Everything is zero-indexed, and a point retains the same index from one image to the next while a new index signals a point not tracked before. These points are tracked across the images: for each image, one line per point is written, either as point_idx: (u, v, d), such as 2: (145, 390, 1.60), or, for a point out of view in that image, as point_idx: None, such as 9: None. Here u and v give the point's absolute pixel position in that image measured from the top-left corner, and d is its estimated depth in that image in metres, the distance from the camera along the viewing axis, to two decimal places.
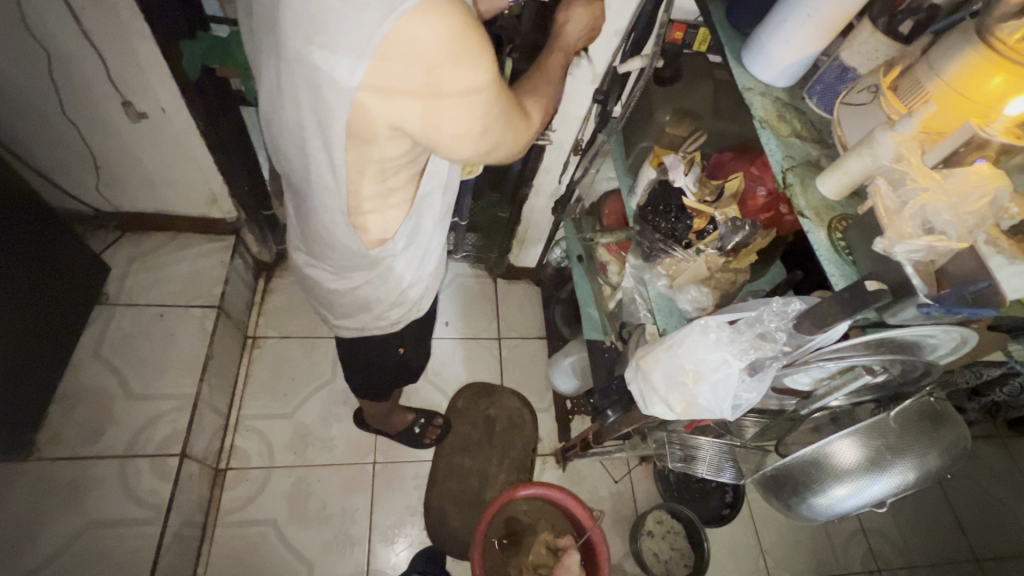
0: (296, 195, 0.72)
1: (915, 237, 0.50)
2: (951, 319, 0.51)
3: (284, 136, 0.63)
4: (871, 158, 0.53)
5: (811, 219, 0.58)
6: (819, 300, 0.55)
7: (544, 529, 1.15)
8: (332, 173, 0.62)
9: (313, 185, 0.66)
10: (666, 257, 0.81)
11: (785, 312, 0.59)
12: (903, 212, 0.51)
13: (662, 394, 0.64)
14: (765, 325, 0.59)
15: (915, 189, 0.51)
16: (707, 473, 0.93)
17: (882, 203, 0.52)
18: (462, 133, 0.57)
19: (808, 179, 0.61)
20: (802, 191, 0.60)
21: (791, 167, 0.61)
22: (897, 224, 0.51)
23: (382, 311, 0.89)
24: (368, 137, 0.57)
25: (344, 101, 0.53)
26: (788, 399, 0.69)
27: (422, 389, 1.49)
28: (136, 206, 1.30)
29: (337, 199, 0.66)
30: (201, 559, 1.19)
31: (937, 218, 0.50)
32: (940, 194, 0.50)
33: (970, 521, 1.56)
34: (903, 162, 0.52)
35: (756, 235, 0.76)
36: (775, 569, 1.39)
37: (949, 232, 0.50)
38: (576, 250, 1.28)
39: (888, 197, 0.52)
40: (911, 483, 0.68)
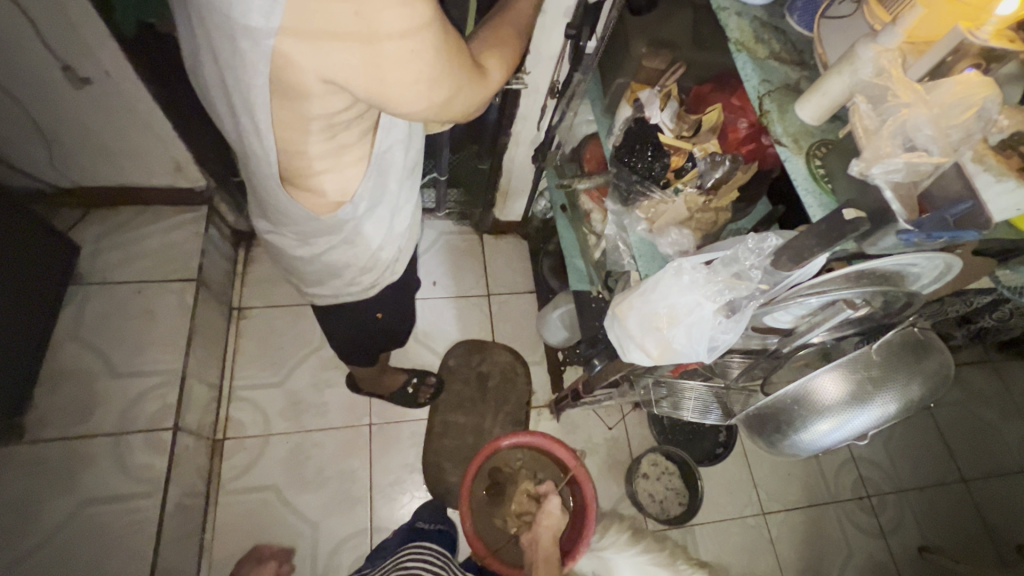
0: (244, 159, 0.69)
1: (894, 155, 0.47)
2: (933, 245, 0.49)
3: (215, 90, 0.60)
4: (851, 76, 0.49)
5: (788, 146, 0.55)
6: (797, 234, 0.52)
7: (524, 478, 1.17)
8: (261, 137, 0.60)
9: (255, 152, 0.63)
10: (644, 199, 0.78)
11: (761, 249, 0.56)
12: (882, 131, 0.48)
13: (637, 339, 0.62)
14: (741, 264, 0.57)
15: (896, 105, 0.48)
16: (693, 416, 0.94)
17: (861, 123, 0.49)
18: (404, 83, 0.52)
19: (787, 105, 0.57)
20: (780, 118, 0.56)
21: (768, 93, 0.57)
22: (876, 143, 0.48)
23: (353, 276, 0.86)
24: (298, 93, 0.54)
25: (261, 55, 0.50)
26: (769, 337, 0.68)
27: (413, 350, 1.49)
28: (99, 180, 1.25)
29: (273, 160, 0.63)
30: (207, 525, 1.22)
31: (919, 135, 0.47)
32: (923, 107, 0.46)
33: (958, 445, 1.60)
34: (883, 76, 0.48)
35: (737, 170, 0.72)
36: (767, 502, 1.43)
37: (931, 149, 0.46)
38: (559, 199, 1.23)
39: (868, 116, 0.49)
40: (893, 414, 0.68)
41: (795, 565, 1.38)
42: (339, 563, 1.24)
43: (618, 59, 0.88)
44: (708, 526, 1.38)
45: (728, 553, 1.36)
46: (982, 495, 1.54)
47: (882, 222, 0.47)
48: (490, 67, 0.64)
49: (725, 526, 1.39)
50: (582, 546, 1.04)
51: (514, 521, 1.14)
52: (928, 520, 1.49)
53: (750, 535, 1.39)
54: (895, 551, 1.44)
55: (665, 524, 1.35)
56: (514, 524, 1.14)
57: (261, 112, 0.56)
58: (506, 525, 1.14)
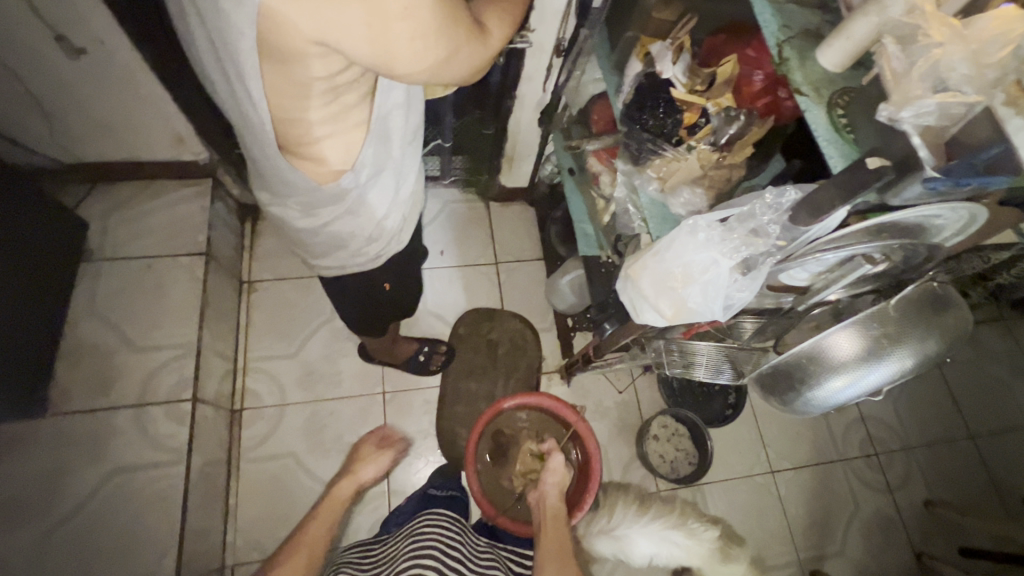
0: (240, 129, 0.68)
1: (925, 98, 0.45)
2: (959, 194, 0.48)
3: (206, 57, 0.59)
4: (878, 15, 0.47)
5: (809, 95, 0.53)
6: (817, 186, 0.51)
7: (526, 438, 1.19)
8: (255, 105, 0.59)
9: (249, 118, 0.62)
10: (655, 157, 0.75)
11: (779, 204, 0.55)
12: (912, 73, 0.46)
13: (651, 300, 0.61)
14: (758, 220, 0.56)
15: (927, 45, 0.46)
16: (705, 375, 0.93)
17: (889, 67, 0.48)
18: (394, 42, 0.50)
19: (807, 52, 0.55)
20: (800, 66, 0.54)
21: (788, 39, 0.55)
22: (904, 88, 0.46)
23: (359, 247, 0.85)
24: (289, 56, 0.53)
25: (246, 14, 0.49)
26: (784, 297, 0.66)
27: (423, 319, 1.49)
28: (102, 155, 1.24)
29: (266, 126, 0.62)
30: (230, 491, 1.27)
31: (953, 75, 0.45)
32: (958, 43, 0.45)
33: (968, 402, 1.60)
34: (914, 14, 0.46)
35: (751, 126, 0.70)
36: (776, 460, 1.45)
37: (964, 89, 0.45)
38: (567, 163, 1.21)
39: (895, 59, 0.47)
40: (908, 370, 0.67)
41: (803, 520, 1.41)
42: (359, 525, 1.28)
43: (626, 11, 0.84)
44: (717, 484, 1.41)
45: (736, 510, 1.40)
46: (990, 450, 1.56)
47: (905, 170, 0.46)
48: (489, 25, 0.60)
49: (734, 484, 1.42)
50: (589, 497, 1.06)
51: (521, 480, 1.16)
52: (935, 475, 1.51)
53: (759, 492, 1.42)
54: (902, 506, 1.46)
55: (674, 483, 1.38)
56: (520, 483, 1.16)
57: (250, 74, 0.55)
58: (513, 485, 1.16)
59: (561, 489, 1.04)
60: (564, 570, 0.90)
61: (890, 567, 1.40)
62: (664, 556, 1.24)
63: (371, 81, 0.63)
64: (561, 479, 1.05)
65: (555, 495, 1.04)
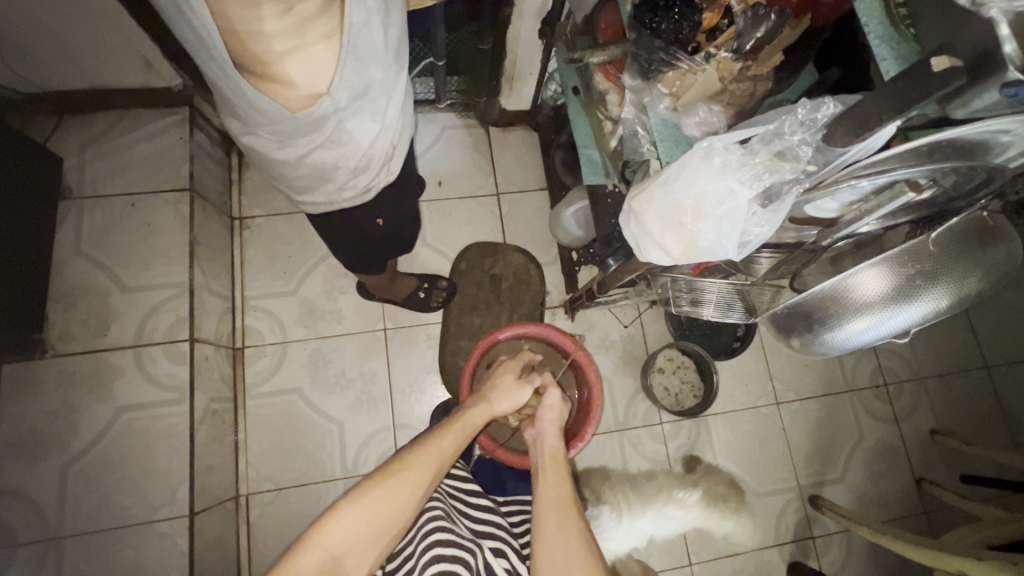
0: (199, 61, 0.63)
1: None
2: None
3: None
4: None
5: None
6: (860, 95, 0.47)
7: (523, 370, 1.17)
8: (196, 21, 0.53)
9: (200, 42, 0.57)
10: (668, 70, 0.63)
11: (812, 121, 0.48)
12: None
13: (656, 237, 0.54)
14: (786, 140, 0.48)
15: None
16: (715, 315, 0.88)
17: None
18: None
19: None
20: None
21: None
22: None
23: (345, 179, 0.78)
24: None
25: None
26: (807, 230, 0.60)
27: (422, 254, 1.44)
28: (67, 83, 1.14)
29: (217, 40, 0.54)
30: (240, 426, 1.29)
31: None
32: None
33: (987, 331, 1.55)
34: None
35: (784, 27, 0.60)
36: (783, 392, 1.44)
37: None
38: (571, 80, 1.09)
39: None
40: (941, 311, 0.61)
41: (806, 449, 1.42)
42: (366, 457, 1.31)
43: None
44: (721, 415, 1.41)
45: (739, 440, 1.40)
46: (1004, 380, 1.53)
47: (984, 74, 0.37)
48: None
49: (739, 415, 1.42)
50: (589, 427, 1.06)
51: (516, 416, 1.13)
52: (944, 405, 1.49)
53: (763, 423, 1.42)
54: (907, 435, 1.46)
55: (679, 415, 1.38)
56: (515, 418, 1.13)
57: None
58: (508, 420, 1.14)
59: (558, 425, 1.00)
60: (565, 513, 0.84)
61: (889, 492, 1.42)
62: (665, 534, 1.33)
63: None
64: (556, 413, 1.02)
65: (552, 429, 1.00)
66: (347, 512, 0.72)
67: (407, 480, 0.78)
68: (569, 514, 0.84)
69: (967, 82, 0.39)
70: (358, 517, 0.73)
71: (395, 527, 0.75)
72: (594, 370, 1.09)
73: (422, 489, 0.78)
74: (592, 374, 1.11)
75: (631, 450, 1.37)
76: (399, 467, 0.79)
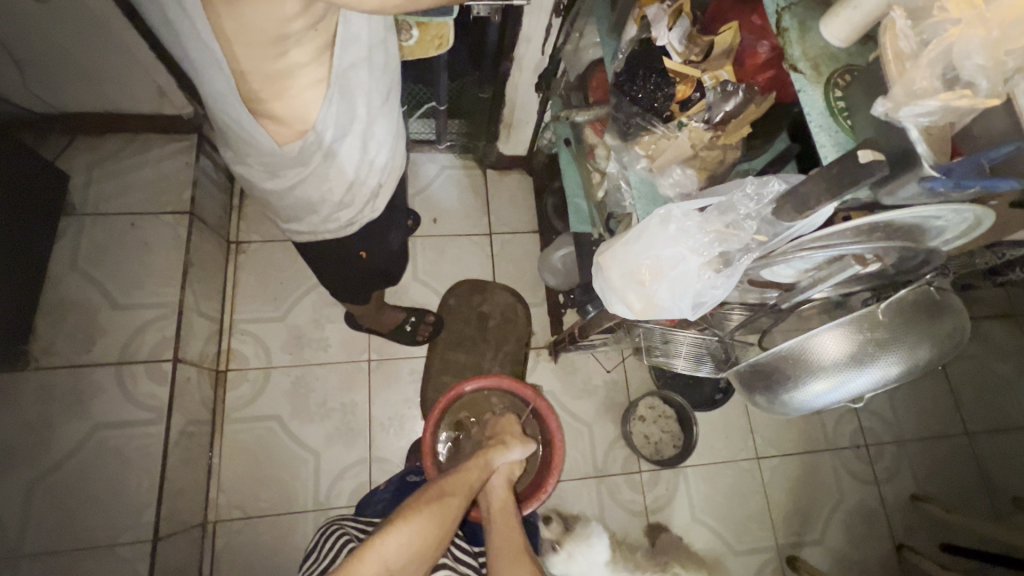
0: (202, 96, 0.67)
1: (930, 98, 0.43)
2: (961, 195, 0.44)
3: (157, 22, 0.60)
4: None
5: (807, 73, 0.52)
6: (804, 175, 0.51)
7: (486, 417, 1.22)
8: (203, 56, 0.58)
9: (203, 77, 0.62)
10: (645, 134, 0.70)
11: (760, 196, 0.51)
12: (921, 61, 0.44)
13: (618, 291, 0.58)
14: (737, 213, 0.52)
15: (943, 22, 0.45)
16: (685, 367, 0.91)
17: (896, 46, 0.46)
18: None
19: (810, 21, 0.54)
20: (799, 39, 0.53)
21: (790, 6, 0.55)
22: (909, 77, 0.44)
23: (330, 212, 0.81)
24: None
25: None
26: (769, 292, 0.63)
27: (412, 288, 1.46)
28: (82, 106, 1.20)
29: (222, 67, 0.58)
30: (215, 450, 1.28)
31: (967, 64, 0.44)
32: (976, 26, 0.43)
33: (967, 397, 1.56)
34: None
35: (750, 102, 0.63)
36: (763, 447, 1.44)
37: (976, 81, 0.44)
38: (564, 133, 1.14)
39: (905, 38, 0.46)
40: (894, 379, 0.64)
41: (785, 507, 1.41)
42: (340, 489, 1.29)
43: None
44: (701, 467, 1.40)
45: (718, 494, 1.39)
46: (985, 447, 1.53)
47: (905, 166, 0.42)
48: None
49: (718, 468, 1.41)
50: (552, 478, 1.10)
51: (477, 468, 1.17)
52: (925, 470, 1.49)
53: (742, 478, 1.41)
54: (887, 498, 1.45)
55: (657, 464, 1.37)
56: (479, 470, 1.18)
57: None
58: None
59: (506, 482, 1.07)
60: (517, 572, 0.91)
61: (868, 557, 1.40)
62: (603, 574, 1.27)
63: (331, 21, 0.59)
64: (507, 472, 1.08)
65: (502, 488, 1.06)
66: (404, 529, 0.83)
67: (446, 510, 0.91)
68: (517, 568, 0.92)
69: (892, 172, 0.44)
70: (411, 533, 0.84)
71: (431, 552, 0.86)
72: (555, 418, 1.14)
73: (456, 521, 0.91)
74: (553, 423, 1.15)
75: (608, 498, 1.35)
76: (440, 498, 0.92)
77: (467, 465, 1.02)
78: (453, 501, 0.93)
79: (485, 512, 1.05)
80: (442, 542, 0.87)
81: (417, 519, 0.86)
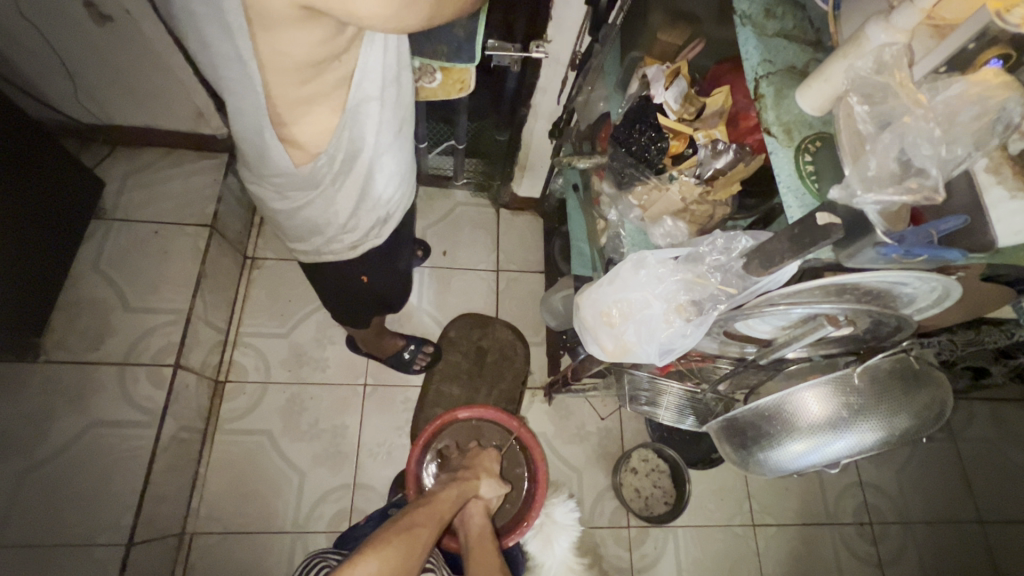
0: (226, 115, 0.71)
1: (887, 186, 0.47)
2: (921, 263, 0.47)
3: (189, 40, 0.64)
4: (856, 60, 0.50)
5: (779, 136, 0.55)
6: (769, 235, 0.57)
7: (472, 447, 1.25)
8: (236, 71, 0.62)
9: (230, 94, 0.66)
10: (638, 184, 0.73)
11: (728, 248, 0.58)
12: (879, 142, 0.49)
13: (594, 332, 0.67)
14: (703, 264, 0.59)
15: (897, 107, 0.49)
16: (669, 418, 0.93)
17: (854, 127, 0.51)
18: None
19: (785, 90, 0.57)
20: (774, 105, 0.56)
21: (767, 75, 0.57)
22: (863, 164, 0.48)
23: (334, 235, 0.85)
24: (276, 21, 0.55)
25: None
26: (748, 347, 0.67)
27: (416, 316, 1.49)
28: (127, 119, 1.29)
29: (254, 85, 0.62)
30: (203, 460, 1.28)
31: (917, 152, 0.48)
32: (922, 118, 0.48)
33: (980, 482, 1.49)
34: (883, 73, 0.49)
35: (739, 162, 0.67)
36: (759, 514, 1.38)
37: (927, 169, 0.48)
38: (573, 179, 1.18)
39: (864, 120, 0.50)
40: (874, 446, 0.63)
41: None
42: (320, 513, 1.28)
43: (634, 29, 0.81)
44: (692, 529, 1.35)
45: (708, 559, 1.33)
46: (999, 538, 1.44)
47: (862, 234, 0.46)
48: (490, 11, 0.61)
49: (710, 532, 1.35)
50: (535, 512, 1.14)
51: None
52: (932, 556, 1.40)
53: (735, 544, 1.35)
54: None
55: (646, 521, 1.33)
56: None
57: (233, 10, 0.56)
58: None
59: (484, 511, 1.09)
60: None
61: None
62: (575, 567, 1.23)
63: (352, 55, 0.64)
64: (486, 502, 1.11)
65: (479, 515, 1.09)
66: (372, 559, 0.82)
67: (415, 542, 0.89)
68: None
69: (850, 240, 0.48)
70: (380, 565, 0.82)
71: None
72: (537, 445, 1.18)
73: (427, 551, 0.90)
74: (536, 450, 1.19)
75: (593, 553, 1.30)
76: (410, 529, 0.91)
77: (438, 496, 1.02)
78: (423, 533, 0.92)
79: (463, 541, 1.06)
80: (412, 570, 0.86)
81: (384, 552, 0.84)
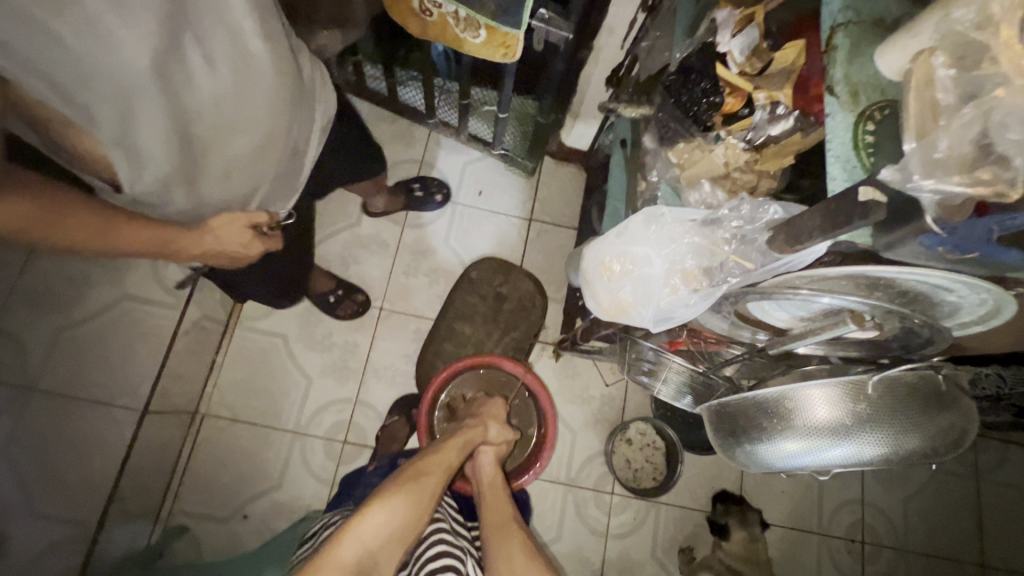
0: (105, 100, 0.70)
1: (951, 175, 0.42)
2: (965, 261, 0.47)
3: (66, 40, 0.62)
4: (955, 9, 0.43)
5: (843, 97, 0.52)
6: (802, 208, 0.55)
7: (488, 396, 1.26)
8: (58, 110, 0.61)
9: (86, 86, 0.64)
10: (681, 141, 0.70)
11: (753, 218, 0.56)
12: (959, 116, 0.42)
13: (597, 289, 0.66)
14: (720, 230, 0.58)
15: (992, 75, 0.42)
16: (665, 394, 0.90)
17: (931, 94, 0.45)
18: None
19: (862, 44, 0.53)
20: (846, 60, 0.53)
21: (846, 23, 0.54)
22: (930, 143, 0.43)
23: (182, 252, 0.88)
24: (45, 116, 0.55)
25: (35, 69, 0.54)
26: (761, 333, 0.63)
27: (440, 251, 1.48)
28: None
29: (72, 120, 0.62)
30: (221, 350, 1.36)
31: (1004, 134, 0.41)
32: None
33: (992, 529, 1.41)
34: (984, 30, 0.42)
35: (796, 132, 0.62)
36: (747, 509, 1.36)
37: (1011, 156, 0.41)
38: (623, 133, 1.10)
39: (945, 87, 0.44)
40: (873, 461, 0.59)
41: None
42: (321, 419, 1.34)
43: None
44: (675, 508, 1.34)
45: (685, 540, 1.33)
46: None
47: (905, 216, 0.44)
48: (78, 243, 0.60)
49: (692, 515, 1.34)
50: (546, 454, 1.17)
51: None
52: None
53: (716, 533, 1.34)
54: None
55: (631, 491, 1.33)
56: None
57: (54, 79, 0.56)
58: None
59: (495, 458, 1.10)
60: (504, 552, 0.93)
61: None
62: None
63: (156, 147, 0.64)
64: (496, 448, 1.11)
65: (491, 460, 1.10)
66: (380, 510, 0.85)
67: (421, 491, 0.92)
68: (507, 536, 0.96)
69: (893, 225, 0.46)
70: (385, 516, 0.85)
71: (409, 535, 0.87)
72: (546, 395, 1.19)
73: (435, 499, 0.93)
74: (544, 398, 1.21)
75: (572, 509, 1.32)
76: (417, 479, 0.93)
77: (446, 444, 1.03)
78: (431, 482, 0.94)
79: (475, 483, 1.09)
80: (421, 520, 0.89)
81: (392, 504, 0.87)
